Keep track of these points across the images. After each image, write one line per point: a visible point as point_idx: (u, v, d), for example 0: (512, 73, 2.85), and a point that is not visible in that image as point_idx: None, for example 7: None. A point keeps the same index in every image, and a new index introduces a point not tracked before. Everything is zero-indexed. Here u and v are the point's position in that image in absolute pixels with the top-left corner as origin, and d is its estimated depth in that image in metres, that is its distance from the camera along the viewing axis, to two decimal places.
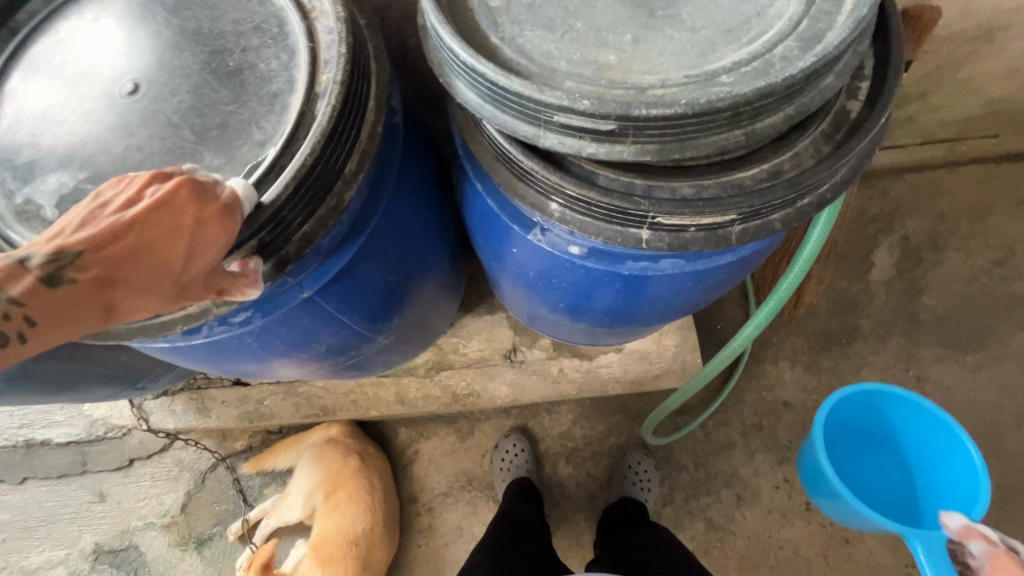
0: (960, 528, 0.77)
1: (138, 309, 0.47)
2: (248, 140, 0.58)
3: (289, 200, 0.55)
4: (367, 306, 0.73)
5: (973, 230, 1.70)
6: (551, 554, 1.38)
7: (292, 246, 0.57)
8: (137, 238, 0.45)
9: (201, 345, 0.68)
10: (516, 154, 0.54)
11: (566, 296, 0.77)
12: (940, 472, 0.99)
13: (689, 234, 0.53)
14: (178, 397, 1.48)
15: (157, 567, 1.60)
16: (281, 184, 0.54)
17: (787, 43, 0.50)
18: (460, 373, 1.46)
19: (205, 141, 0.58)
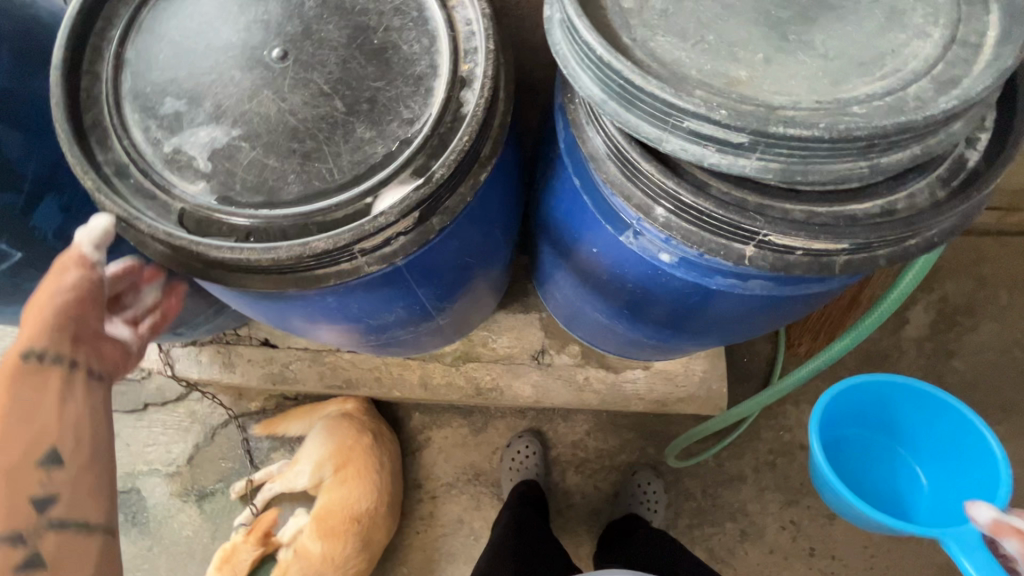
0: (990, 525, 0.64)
1: None
2: (397, 118, 0.60)
3: (447, 179, 0.58)
4: (441, 283, 0.74)
5: (1012, 301, 1.69)
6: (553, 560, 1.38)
7: (437, 218, 0.61)
8: None
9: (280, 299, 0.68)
10: (632, 155, 0.55)
11: (633, 303, 0.78)
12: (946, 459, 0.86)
13: (794, 257, 0.53)
14: (205, 349, 1.48)
15: (156, 516, 1.61)
16: (445, 162, 0.57)
17: (921, 83, 0.50)
18: (486, 367, 1.46)
19: (356, 114, 0.60)
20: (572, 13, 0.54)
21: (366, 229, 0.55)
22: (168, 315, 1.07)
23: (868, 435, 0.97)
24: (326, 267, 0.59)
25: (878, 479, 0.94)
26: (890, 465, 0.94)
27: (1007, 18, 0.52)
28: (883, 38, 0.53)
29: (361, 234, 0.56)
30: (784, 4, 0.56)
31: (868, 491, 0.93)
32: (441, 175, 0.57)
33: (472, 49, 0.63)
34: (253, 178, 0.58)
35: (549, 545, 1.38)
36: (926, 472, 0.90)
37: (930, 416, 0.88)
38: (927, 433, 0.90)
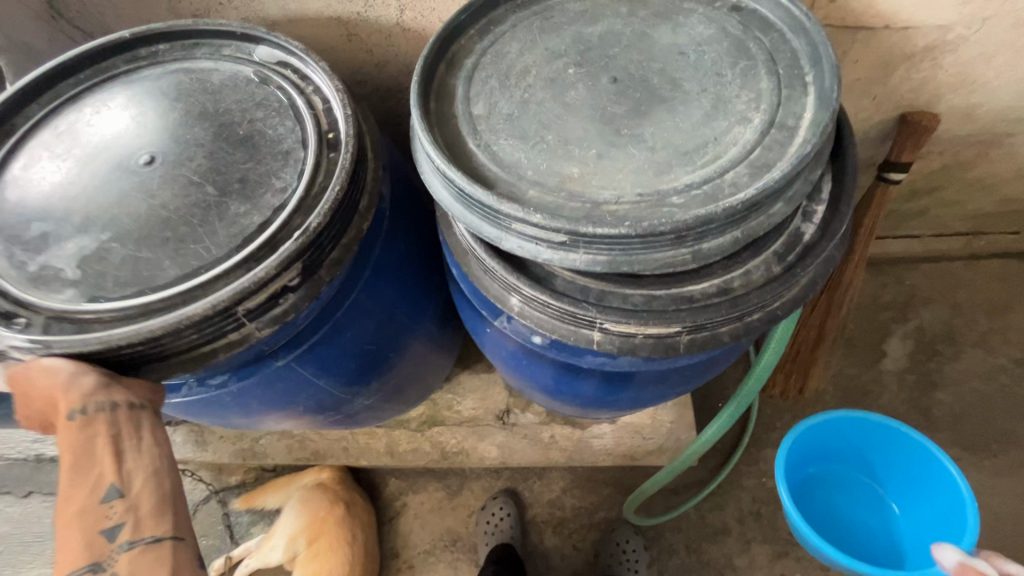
0: (955, 566, 0.66)
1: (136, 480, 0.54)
2: (269, 188, 0.64)
3: (291, 262, 0.59)
4: (344, 371, 0.76)
5: (993, 326, 1.63)
6: None
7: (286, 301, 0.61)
8: (111, 456, 0.53)
9: (181, 402, 0.70)
10: (482, 252, 0.59)
11: (540, 377, 0.79)
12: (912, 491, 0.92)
13: (637, 340, 0.55)
14: (179, 428, 1.52)
15: None
16: (281, 253, 0.58)
17: (737, 169, 0.53)
18: (451, 430, 1.46)
19: (228, 194, 0.63)
20: (418, 128, 0.59)
21: (245, 285, 0.57)
22: None
23: (840, 473, 1.01)
24: (209, 341, 0.59)
25: (851, 514, 0.98)
26: (864, 501, 0.99)
27: (819, 102, 0.56)
28: (708, 126, 0.57)
29: (242, 292, 0.57)
30: (618, 101, 0.60)
31: (843, 527, 0.97)
32: (317, 225, 0.59)
33: (338, 142, 0.67)
34: (126, 272, 0.59)
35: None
36: (898, 508, 0.95)
37: (898, 455, 0.93)
38: (892, 468, 0.95)
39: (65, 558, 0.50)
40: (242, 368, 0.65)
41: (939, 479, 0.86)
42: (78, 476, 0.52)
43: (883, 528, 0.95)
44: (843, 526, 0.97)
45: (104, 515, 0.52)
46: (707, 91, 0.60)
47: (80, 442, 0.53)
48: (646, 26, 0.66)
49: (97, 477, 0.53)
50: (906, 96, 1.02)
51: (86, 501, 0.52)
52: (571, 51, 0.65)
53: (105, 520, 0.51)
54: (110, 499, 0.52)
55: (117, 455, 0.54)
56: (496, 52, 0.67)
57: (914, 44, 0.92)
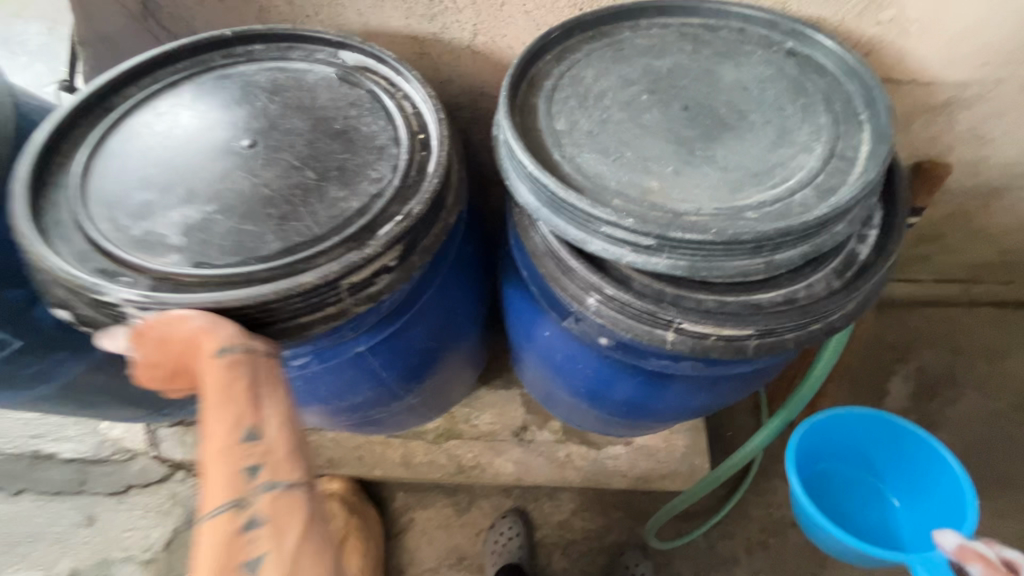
0: (955, 549, 0.67)
1: (271, 423, 0.56)
2: (366, 178, 0.68)
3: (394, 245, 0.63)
4: (405, 366, 0.79)
5: (990, 371, 1.70)
6: None
7: (381, 282, 0.64)
8: (250, 400, 0.56)
9: None
10: (564, 253, 0.63)
11: (589, 383, 0.83)
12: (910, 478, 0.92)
13: (710, 341, 0.59)
14: (191, 430, 1.51)
15: None
16: (386, 236, 0.62)
17: (805, 191, 0.59)
18: (467, 444, 1.47)
19: (328, 180, 0.68)
20: (509, 138, 0.64)
21: (350, 262, 0.60)
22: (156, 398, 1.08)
23: (838, 470, 0.99)
24: (308, 313, 0.61)
25: (858, 513, 0.95)
26: (868, 500, 0.96)
27: (875, 136, 0.62)
28: (775, 152, 0.63)
29: (346, 268, 0.60)
30: (691, 126, 0.66)
31: (857, 527, 0.93)
32: (419, 211, 0.64)
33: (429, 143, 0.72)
34: (230, 243, 0.62)
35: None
36: (898, 500, 0.94)
37: (892, 446, 0.93)
38: (889, 459, 0.95)
39: (207, 497, 0.52)
40: (322, 351, 0.68)
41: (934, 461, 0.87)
42: (221, 416, 0.54)
43: (886, 520, 0.93)
44: (848, 519, 0.94)
45: (243, 454, 0.54)
46: (771, 122, 0.66)
47: (221, 385, 0.55)
48: (710, 64, 0.73)
49: (237, 417, 0.55)
50: (922, 146, 1.11)
51: (227, 440, 0.54)
52: (643, 80, 0.72)
53: (246, 459, 0.53)
54: (248, 441, 0.54)
55: (254, 398, 0.56)
56: (573, 76, 0.73)
57: (933, 98, 1.00)
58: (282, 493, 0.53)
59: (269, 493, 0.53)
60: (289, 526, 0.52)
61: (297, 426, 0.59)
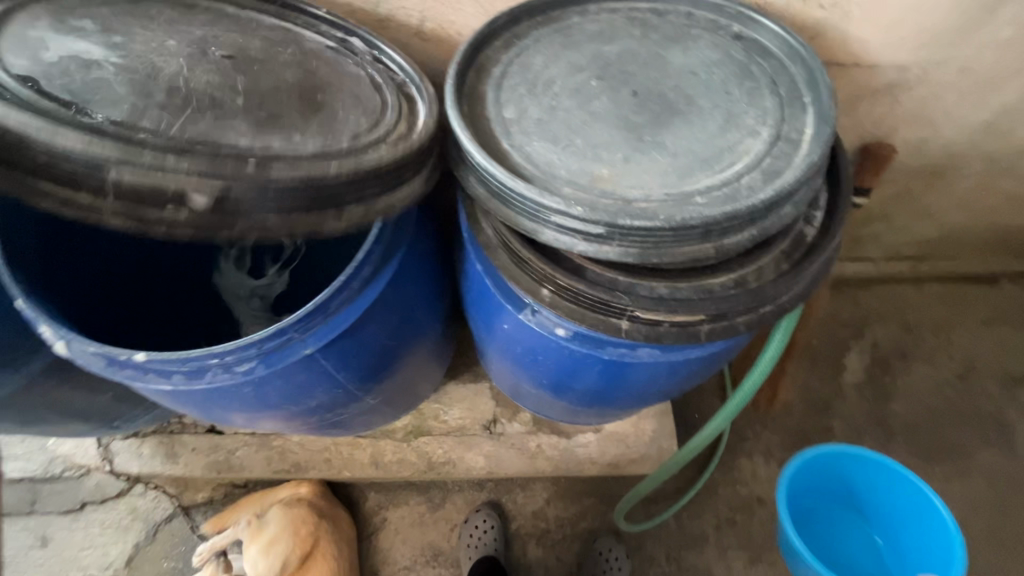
0: None
1: None
2: (318, 121, 0.63)
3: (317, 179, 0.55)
4: (362, 366, 0.77)
5: (939, 344, 1.77)
6: None
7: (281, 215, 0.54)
8: None
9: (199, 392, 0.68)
10: (517, 244, 0.62)
11: (550, 374, 0.83)
12: (898, 522, 1.00)
13: (663, 328, 0.59)
14: (148, 440, 1.46)
15: None
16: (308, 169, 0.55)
17: (752, 174, 0.59)
18: (438, 440, 1.46)
19: (263, 106, 0.62)
20: (456, 128, 0.62)
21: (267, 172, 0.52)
22: (103, 412, 1.04)
23: (834, 506, 1.07)
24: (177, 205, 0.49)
25: (843, 544, 1.05)
26: (855, 532, 1.06)
27: (818, 119, 0.63)
28: (722, 137, 0.63)
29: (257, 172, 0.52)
30: (640, 111, 0.66)
31: (834, 554, 1.04)
32: (366, 161, 0.59)
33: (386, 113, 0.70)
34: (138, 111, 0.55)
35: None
36: (880, 538, 1.04)
37: (884, 491, 1.00)
38: (881, 502, 1.02)
39: None
40: (271, 354, 0.65)
41: (927, 511, 0.94)
42: None
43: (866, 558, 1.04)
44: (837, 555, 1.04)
45: None
46: (718, 106, 0.66)
47: None
48: (658, 48, 0.73)
49: None
50: (869, 127, 1.14)
51: None
52: (592, 65, 0.71)
53: None
54: None
55: None
56: (522, 63, 0.72)
57: (876, 81, 1.03)
58: None
59: None
60: None
61: None
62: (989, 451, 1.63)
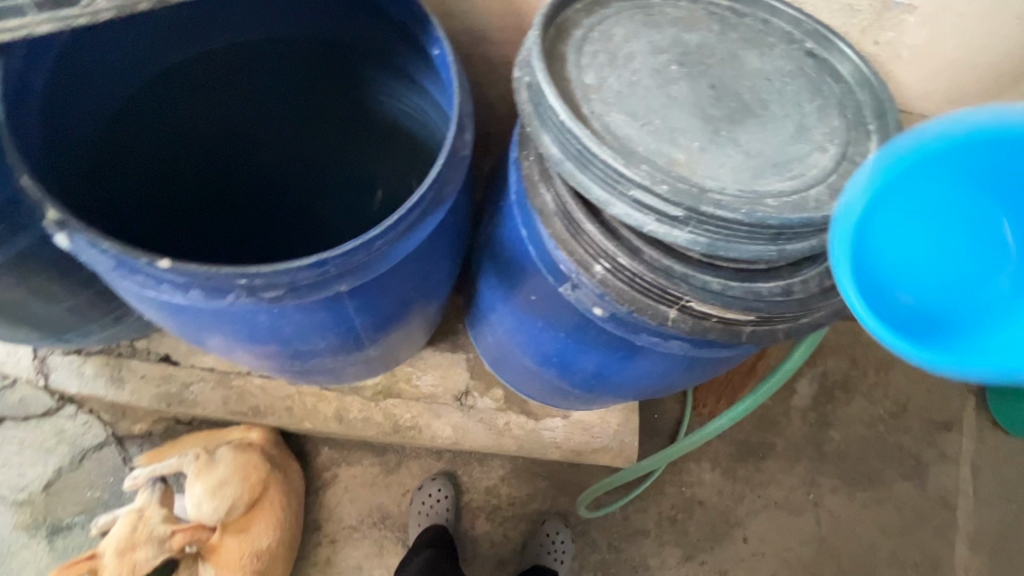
0: None
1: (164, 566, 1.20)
2: None
3: None
4: (380, 314, 0.73)
5: (882, 381, 1.88)
6: None
7: None
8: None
9: (207, 314, 0.61)
10: (578, 213, 0.61)
11: (565, 353, 0.81)
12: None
13: (709, 323, 0.60)
14: (91, 360, 1.37)
15: (8, 548, 1.44)
16: None
17: (819, 188, 0.61)
18: (406, 404, 1.44)
19: None
20: (541, 81, 0.59)
21: None
22: (47, 322, 1.02)
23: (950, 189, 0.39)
24: None
25: (882, 268, 0.40)
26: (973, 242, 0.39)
27: None
28: (793, 146, 0.64)
29: None
30: (716, 105, 0.65)
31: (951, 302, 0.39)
32: None
33: None
34: None
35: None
36: (912, 301, 0.39)
37: None
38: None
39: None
40: (302, 287, 0.58)
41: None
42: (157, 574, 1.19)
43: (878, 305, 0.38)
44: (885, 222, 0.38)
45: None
46: (790, 115, 0.67)
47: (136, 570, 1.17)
48: (736, 47, 0.72)
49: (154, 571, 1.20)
50: None
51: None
52: (673, 50, 0.70)
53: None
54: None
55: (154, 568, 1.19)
56: (602, 33, 0.70)
57: None
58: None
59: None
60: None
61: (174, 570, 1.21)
62: (906, 485, 1.79)
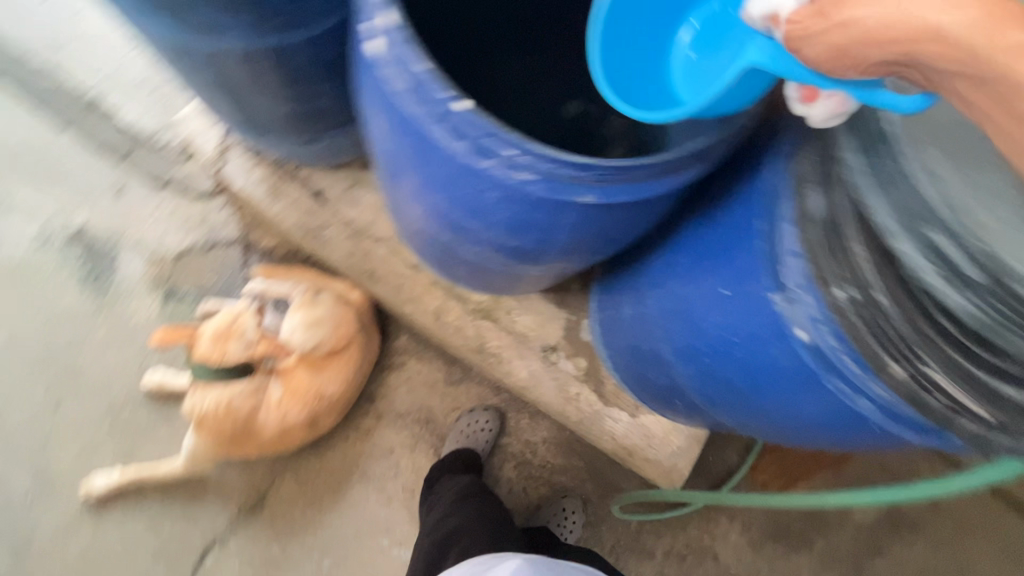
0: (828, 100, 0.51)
1: (249, 397, 1.38)
2: None
3: None
4: (575, 241, 0.72)
5: (958, 543, 1.68)
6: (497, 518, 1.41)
7: None
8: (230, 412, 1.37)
9: (447, 170, 0.62)
10: (848, 232, 0.57)
11: (718, 360, 0.78)
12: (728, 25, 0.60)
13: (929, 399, 0.55)
14: (261, 167, 1.49)
15: (127, 292, 1.60)
16: None
17: None
18: (498, 332, 1.47)
19: None
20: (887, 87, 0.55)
21: None
22: (255, 115, 1.12)
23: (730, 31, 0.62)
24: None
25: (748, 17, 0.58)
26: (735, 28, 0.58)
27: None
28: None
29: None
30: None
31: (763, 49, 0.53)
32: None
33: None
34: None
35: (495, 529, 1.37)
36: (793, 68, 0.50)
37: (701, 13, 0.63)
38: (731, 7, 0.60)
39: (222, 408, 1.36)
40: (551, 183, 0.58)
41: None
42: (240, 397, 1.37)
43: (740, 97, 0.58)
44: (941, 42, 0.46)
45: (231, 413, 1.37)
46: None
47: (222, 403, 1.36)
48: None
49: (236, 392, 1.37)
50: None
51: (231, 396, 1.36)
52: None
53: (240, 412, 1.37)
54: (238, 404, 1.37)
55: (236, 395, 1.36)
56: None
57: None
58: (247, 414, 1.38)
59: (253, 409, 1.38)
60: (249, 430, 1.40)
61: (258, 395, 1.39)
62: None
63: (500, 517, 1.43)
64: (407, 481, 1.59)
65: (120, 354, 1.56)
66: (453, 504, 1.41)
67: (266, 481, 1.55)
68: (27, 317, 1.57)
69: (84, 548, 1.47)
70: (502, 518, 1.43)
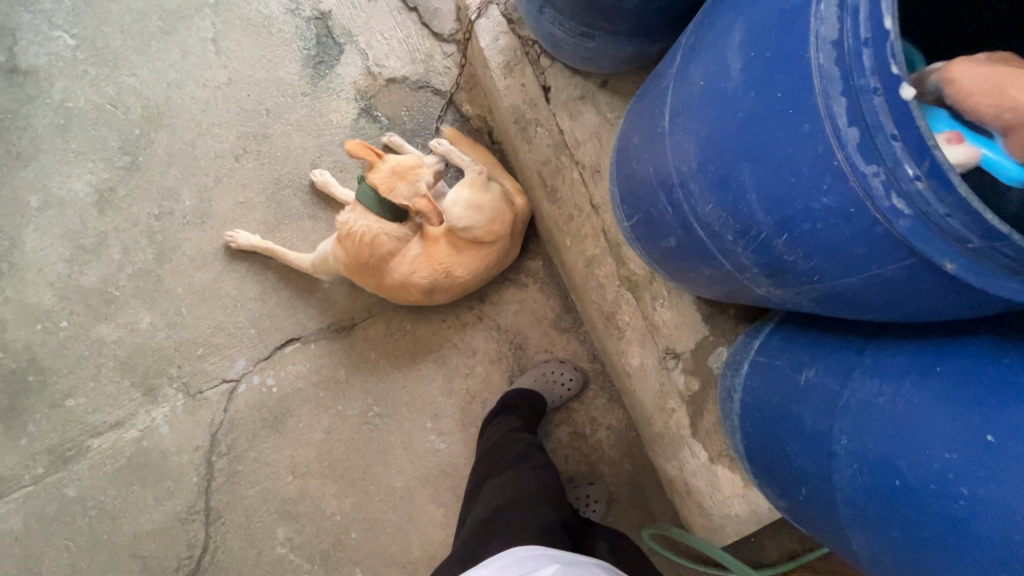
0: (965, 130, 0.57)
1: (394, 242, 1.42)
2: None
3: None
4: (853, 294, 0.61)
5: None
6: (553, 501, 1.11)
7: None
8: (372, 247, 1.41)
9: (798, 150, 0.53)
10: None
11: (912, 498, 0.66)
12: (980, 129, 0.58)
13: None
14: (508, 37, 1.43)
15: (336, 89, 1.66)
16: None
17: None
18: (634, 311, 1.39)
19: None
20: None
21: None
22: None
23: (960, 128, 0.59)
24: None
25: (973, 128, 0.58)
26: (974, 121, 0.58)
27: None
28: None
29: None
30: None
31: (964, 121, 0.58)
32: None
33: None
34: None
35: (543, 505, 1.08)
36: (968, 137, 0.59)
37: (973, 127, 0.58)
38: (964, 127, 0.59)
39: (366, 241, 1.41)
40: (921, 228, 0.48)
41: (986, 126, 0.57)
42: (386, 238, 1.41)
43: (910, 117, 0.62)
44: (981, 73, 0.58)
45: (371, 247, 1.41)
46: None
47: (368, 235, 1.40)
48: None
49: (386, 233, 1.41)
50: None
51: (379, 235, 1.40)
52: None
53: (380, 252, 1.41)
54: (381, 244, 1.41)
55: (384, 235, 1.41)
56: None
57: None
58: (385, 256, 1.43)
59: (390, 255, 1.43)
60: (379, 269, 1.45)
61: (401, 245, 1.43)
62: None
63: (554, 494, 1.14)
64: (472, 386, 1.62)
65: (305, 140, 1.65)
66: (503, 473, 1.19)
67: (362, 313, 1.64)
68: (251, 67, 1.67)
69: (206, 281, 1.64)
70: (558, 496, 1.14)
